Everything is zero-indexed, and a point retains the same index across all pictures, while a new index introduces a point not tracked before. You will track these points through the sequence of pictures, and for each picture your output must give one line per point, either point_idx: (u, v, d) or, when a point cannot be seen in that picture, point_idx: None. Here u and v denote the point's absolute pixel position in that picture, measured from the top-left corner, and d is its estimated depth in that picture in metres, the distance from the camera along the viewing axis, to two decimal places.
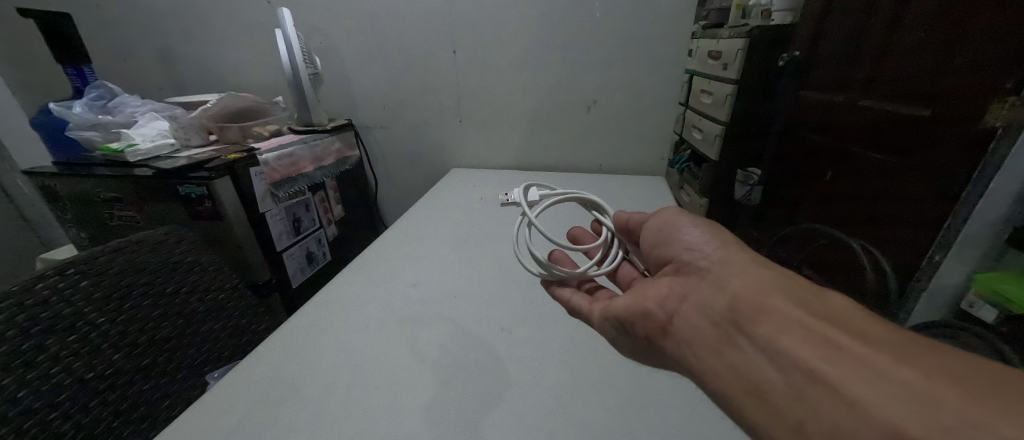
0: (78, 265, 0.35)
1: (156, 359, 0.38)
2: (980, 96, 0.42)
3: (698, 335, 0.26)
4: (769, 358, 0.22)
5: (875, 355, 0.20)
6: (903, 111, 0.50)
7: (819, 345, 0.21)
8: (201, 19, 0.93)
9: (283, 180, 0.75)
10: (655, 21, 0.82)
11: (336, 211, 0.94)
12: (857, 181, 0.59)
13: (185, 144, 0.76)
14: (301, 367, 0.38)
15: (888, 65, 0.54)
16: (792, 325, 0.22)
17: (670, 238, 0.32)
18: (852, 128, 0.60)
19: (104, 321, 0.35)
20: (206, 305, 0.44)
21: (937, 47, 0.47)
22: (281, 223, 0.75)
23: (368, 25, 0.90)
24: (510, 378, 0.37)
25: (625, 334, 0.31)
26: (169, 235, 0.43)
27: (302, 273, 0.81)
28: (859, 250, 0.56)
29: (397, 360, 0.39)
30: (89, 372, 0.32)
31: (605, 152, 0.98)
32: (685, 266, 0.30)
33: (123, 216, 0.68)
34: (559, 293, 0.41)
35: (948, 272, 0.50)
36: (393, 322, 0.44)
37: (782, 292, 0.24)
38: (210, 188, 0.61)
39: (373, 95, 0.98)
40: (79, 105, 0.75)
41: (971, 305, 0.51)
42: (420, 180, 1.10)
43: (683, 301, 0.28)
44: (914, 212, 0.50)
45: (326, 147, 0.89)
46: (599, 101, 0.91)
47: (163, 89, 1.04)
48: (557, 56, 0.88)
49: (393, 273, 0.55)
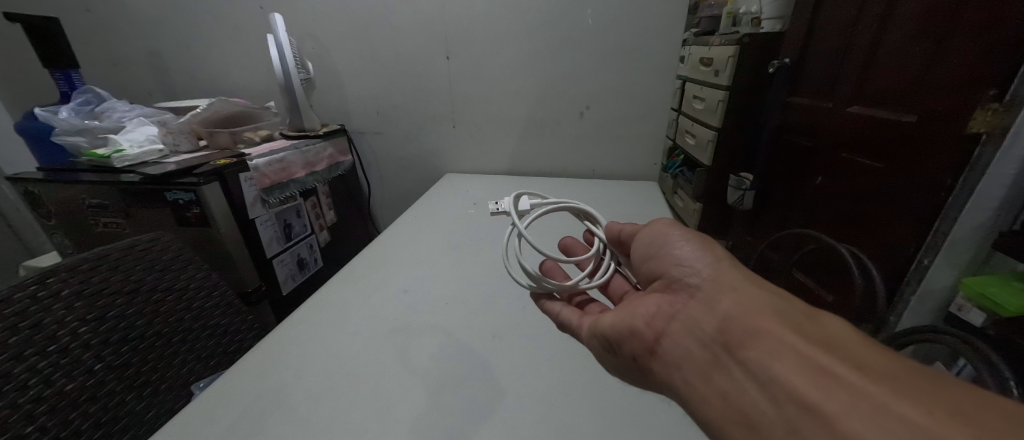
0: (60, 272, 0.40)
1: (146, 378, 0.43)
2: (970, 98, 0.53)
3: (690, 356, 0.32)
4: (759, 384, 0.27)
5: (847, 371, 0.25)
6: (885, 115, 0.66)
7: (806, 367, 0.26)
8: (195, 23, 1.08)
9: (273, 186, 0.84)
10: (643, 30, 0.98)
11: (327, 216, 1.06)
12: (850, 188, 0.74)
13: (174, 149, 0.85)
14: (286, 379, 0.45)
15: (874, 75, 0.70)
16: (788, 351, 0.27)
17: (663, 254, 0.38)
18: (838, 131, 0.77)
19: (85, 332, 0.39)
20: (198, 320, 0.50)
21: (969, 52, 0.54)
22: (271, 228, 0.84)
23: (361, 30, 1.06)
24: (500, 384, 0.45)
25: (614, 349, 0.38)
26: (152, 242, 0.49)
27: (292, 278, 0.91)
28: (853, 258, 0.67)
29: (388, 367, 0.47)
30: (69, 381, 0.37)
31: (597, 158, 1.17)
32: (674, 282, 0.36)
33: (109, 223, 0.76)
34: (549, 307, 0.46)
35: (937, 277, 0.60)
36: (384, 332, 0.52)
37: (775, 315, 0.29)
38: (199, 193, 0.68)
39: (369, 100, 1.15)
40: (67, 111, 0.86)
41: (959, 308, 0.60)
42: (412, 185, 1.30)
43: (672, 319, 0.34)
44: (900, 220, 0.63)
45: (319, 153, 1.01)
46: (590, 107, 1.09)
47: (154, 94, 1.20)
48: (526, 66, 1.06)
49: (385, 281, 0.64)
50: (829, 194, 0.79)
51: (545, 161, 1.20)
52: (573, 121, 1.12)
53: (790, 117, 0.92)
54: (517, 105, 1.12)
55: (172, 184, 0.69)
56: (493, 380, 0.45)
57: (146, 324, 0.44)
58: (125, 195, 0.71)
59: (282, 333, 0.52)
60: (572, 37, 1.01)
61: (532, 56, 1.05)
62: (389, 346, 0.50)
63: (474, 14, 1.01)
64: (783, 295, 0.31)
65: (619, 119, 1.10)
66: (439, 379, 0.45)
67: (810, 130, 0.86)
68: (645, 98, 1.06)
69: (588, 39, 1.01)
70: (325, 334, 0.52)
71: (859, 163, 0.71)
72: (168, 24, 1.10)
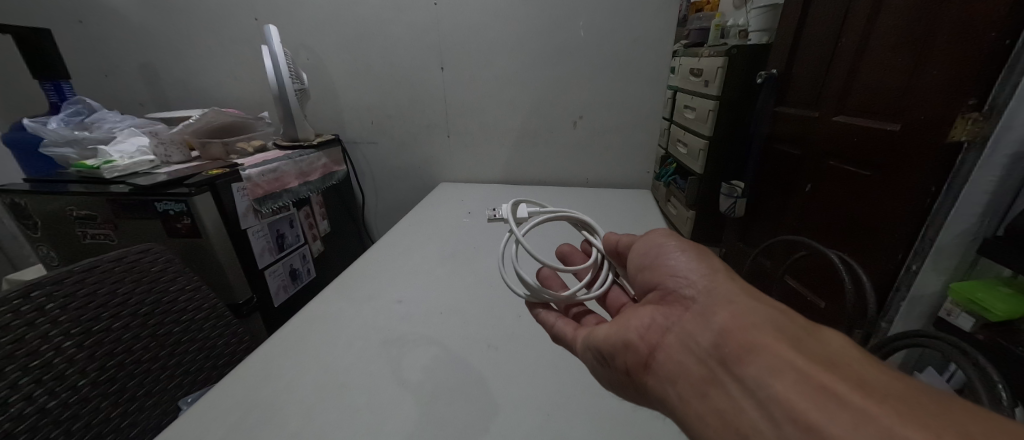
0: (44, 285, 0.40)
1: (133, 394, 0.43)
2: (949, 115, 0.68)
3: (686, 371, 0.33)
4: (755, 397, 0.29)
5: (847, 391, 0.26)
6: (873, 124, 0.82)
7: (803, 385, 0.27)
8: (185, 34, 1.12)
9: (266, 195, 0.86)
10: (637, 39, 1.02)
11: (321, 226, 1.08)
12: (832, 185, 0.94)
13: (164, 159, 0.88)
14: (247, 392, 0.47)
15: (853, 91, 0.88)
16: (787, 367, 0.28)
17: (659, 266, 0.40)
18: (827, 134, 0.95)
19: (69, 347, 0.40)
20: (187, 334, 0.51)
21: (908, 64, 0.75)
22: (264, 238, 0.85)
23: (355, 42, 1.09)
24: (496, 403, 0.46)
25: (609, 364, 0.39)
26: (144, 252, 0.50)
27: (285, 289, 0.93)
28: (840, 259, 0.74)
29: (380, 383, 0.48)
30: (51, 400, 0.38)
31: (594, 168, 1.21)
32: (670, 294, 0.38)
33: (99, 235, 0.76)
34: (543, 317, 0.48)
35: (925, 279, 0.76)
36: (378, 343, 0.55)
37: (772, 332, 0.30)
38: (191, 204, 0.70)
39: (363, 110, 1.19)
40: (56, 121, 0.88)
41: (948, 313, 0.74)
42: (406, 195, 1.33)
43: (667, 332, 0.36)
44: (889, 216, 0.78)
45: (312, 163, 1.03)
46: (584, 117, 1.14)
47: (145, 105, 1.23)
48: (518, 79, 1.11)
49: (379, 293, 0.66)
50: (831, 200, 0.93)
51: (536, 171, 1.24)
52: (567, 130, 1.16)
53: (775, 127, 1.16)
54: (512, 115, 1.16)
55: (161, 195, 0.70)
56: (490, 395, 0.47)
57: (135, 337, 0.45)
58: (118, 206, 0.72)
59: (267, 354, 0.52)
60: (564, 49, 1.05)
61: (524, 64, 1.08)
62: (383, 357, 0.52)
63: (470, 26, 1.05)
64: (778, 306, 0.32)
65: (614, 128, 1.14)
66: (433, 390, 0.47)
67: (795, 139, 1.08)
68: (636, 105, 1.10)
69: (582, 50, 1.05)
70: (317, 358, 0.52)
71: (845, 165, 0.90)
72: (162, 32, 1.13)
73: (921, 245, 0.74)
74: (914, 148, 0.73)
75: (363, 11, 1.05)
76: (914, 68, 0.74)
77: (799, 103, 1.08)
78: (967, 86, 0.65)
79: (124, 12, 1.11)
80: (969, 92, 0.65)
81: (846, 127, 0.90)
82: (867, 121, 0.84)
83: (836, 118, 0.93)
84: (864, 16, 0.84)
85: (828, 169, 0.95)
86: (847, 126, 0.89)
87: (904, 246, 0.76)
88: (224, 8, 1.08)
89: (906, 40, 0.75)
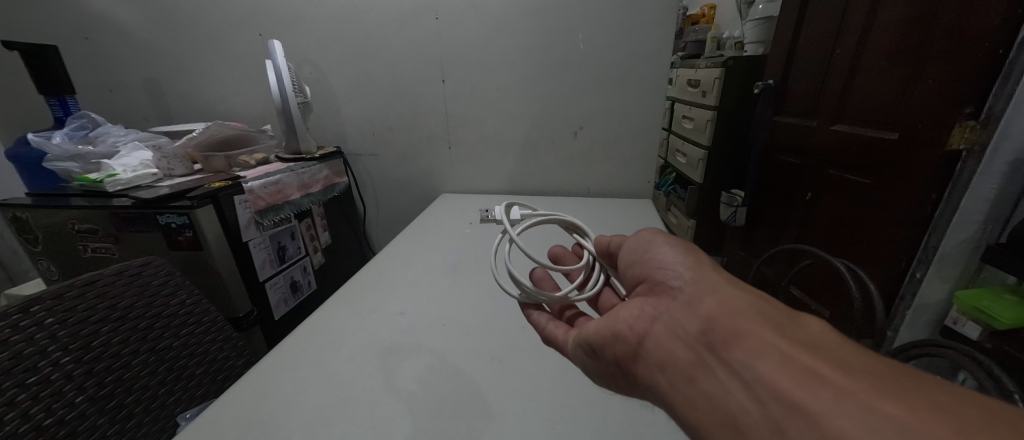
0: (43, 301, 0.37)
1: (131, 411, 0.40)
2: (943, 124, 0.69)
3: (674, 359, 0.28)
4: (742, 383, 0.24)
5: (835, 374, 0.23)
6: (871, 133, 0.84)
7: (798, 372, 0.23)
8: (193, 52, 1.05)
9: (267, 208, 0.78)
10: (633, 54, 0.96)
11: (321, 238, 0.98)
12: (833, 196, 0.94)
13: (167, 173, 0.80)
14: (243, 409, 0.41)
15: (850, 101, 0.90)
16: (771, 351, 0.24)
17: (647, 258, 0.35)
18: (826, 142, 0.96)
19: (68, 362, 0.36)
20: (189, 348, 0.47)
21: (904, 73, 0.75)
22: (265, 251, 0.78)
23: (358, 55, 1.03)
24: (493, 413, 0.40)
25: (596, 357, 0.34)
26: (144, 266, 0.46)
27: (285, 303, 0.84)
28: (850, 269, 0.65)
29: (380, 398, 0.42)
30: (47, 419, 0.34)
31: (599, 178, 1.12)
32: (658, 285, 0.32)
33: (98, 248, 0.70)
34: (535, 319, 0.42)
35: (930, 287, 0.72)
36: (374, 353, 0.48)
37: (760, 321, 0.26)
38: (192, 217, 0.64)
39: (364, 123, 1.12)
40: (59, 135, 0.82)
41: (955, 321, 0.69)
42: (407, 206, 1.24)
43: (655, 319, 0.30)
44: (892, 220, 0.78)
45: (314, 174, 0.95)
46: (584, 127, 1.06)
47: (149, 118, 1.15)
48: (517, 90, 1.04)
49: (378, 305, 0.58)
50: (835, 207, 0.93)
51: (540, 180, 1.15)
52: (568, 141, 1.08)
53: (772, 130, 1.18)
54: (512, 127, 1.08)
55: (162, 207, 0.64)
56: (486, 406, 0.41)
57: (134, 352, 0.42)
58: (117, 219, 0.66)
59: (268, 375, 0.45)
60: (562, 64, 0.99)
61: (522, 76, 1.02)
62: (379, 368, 0.46)
63: (471, 41, 0.99)
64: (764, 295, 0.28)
65: (612, 139, 1.07)
66: (433, 406, 0.41)
67: (795, 150, 1.09)
68: (633, 115, 1.03)
69: (581, 63, 0.99)
70: (319, 372, 0.45)
71: (845, 174, 0.91)
72: (166, 46, 1.06)
73: (925, 253, 0.72)
74: (914, 161, 0.74)
75: (364, 24, 1.00)
76: (909, 78, 0.74)
77: (795, 112, 1.10)
78: (959, 98, 0.66)
79: (133, 29, 1.04)
80: (965, 102, 0.65)
81: (845, 137, 0.91)
82: (866, 131, 0.85)
83: (834, 128, 0.94)
84: (861, 22, 0.85)
85: (828, 178, 0.96)
86: (846, 136, 0.90)
87: (908, 255, 0.75)
88: (231, 23, 1.02)
89: (899, 50, 0.76)
